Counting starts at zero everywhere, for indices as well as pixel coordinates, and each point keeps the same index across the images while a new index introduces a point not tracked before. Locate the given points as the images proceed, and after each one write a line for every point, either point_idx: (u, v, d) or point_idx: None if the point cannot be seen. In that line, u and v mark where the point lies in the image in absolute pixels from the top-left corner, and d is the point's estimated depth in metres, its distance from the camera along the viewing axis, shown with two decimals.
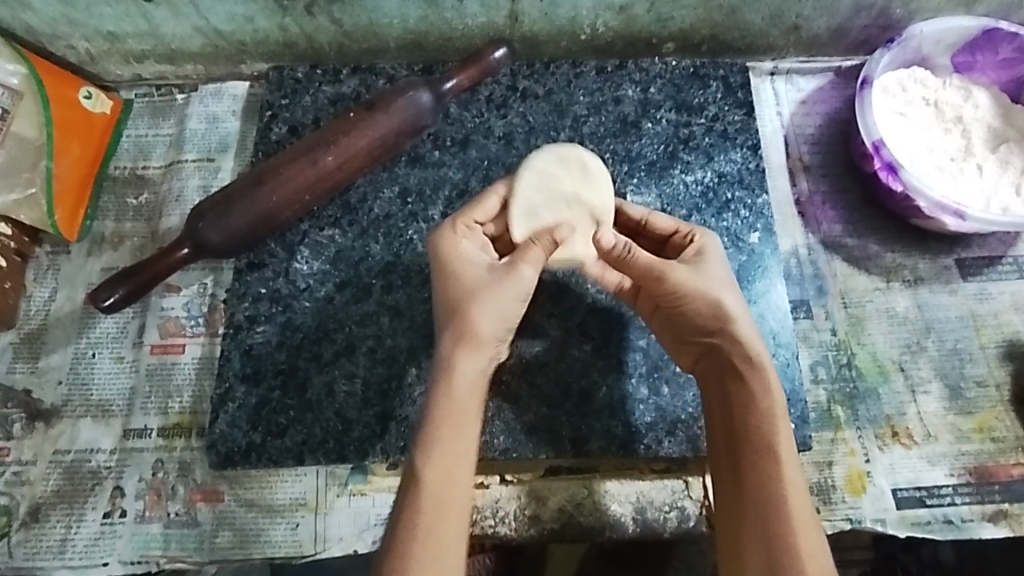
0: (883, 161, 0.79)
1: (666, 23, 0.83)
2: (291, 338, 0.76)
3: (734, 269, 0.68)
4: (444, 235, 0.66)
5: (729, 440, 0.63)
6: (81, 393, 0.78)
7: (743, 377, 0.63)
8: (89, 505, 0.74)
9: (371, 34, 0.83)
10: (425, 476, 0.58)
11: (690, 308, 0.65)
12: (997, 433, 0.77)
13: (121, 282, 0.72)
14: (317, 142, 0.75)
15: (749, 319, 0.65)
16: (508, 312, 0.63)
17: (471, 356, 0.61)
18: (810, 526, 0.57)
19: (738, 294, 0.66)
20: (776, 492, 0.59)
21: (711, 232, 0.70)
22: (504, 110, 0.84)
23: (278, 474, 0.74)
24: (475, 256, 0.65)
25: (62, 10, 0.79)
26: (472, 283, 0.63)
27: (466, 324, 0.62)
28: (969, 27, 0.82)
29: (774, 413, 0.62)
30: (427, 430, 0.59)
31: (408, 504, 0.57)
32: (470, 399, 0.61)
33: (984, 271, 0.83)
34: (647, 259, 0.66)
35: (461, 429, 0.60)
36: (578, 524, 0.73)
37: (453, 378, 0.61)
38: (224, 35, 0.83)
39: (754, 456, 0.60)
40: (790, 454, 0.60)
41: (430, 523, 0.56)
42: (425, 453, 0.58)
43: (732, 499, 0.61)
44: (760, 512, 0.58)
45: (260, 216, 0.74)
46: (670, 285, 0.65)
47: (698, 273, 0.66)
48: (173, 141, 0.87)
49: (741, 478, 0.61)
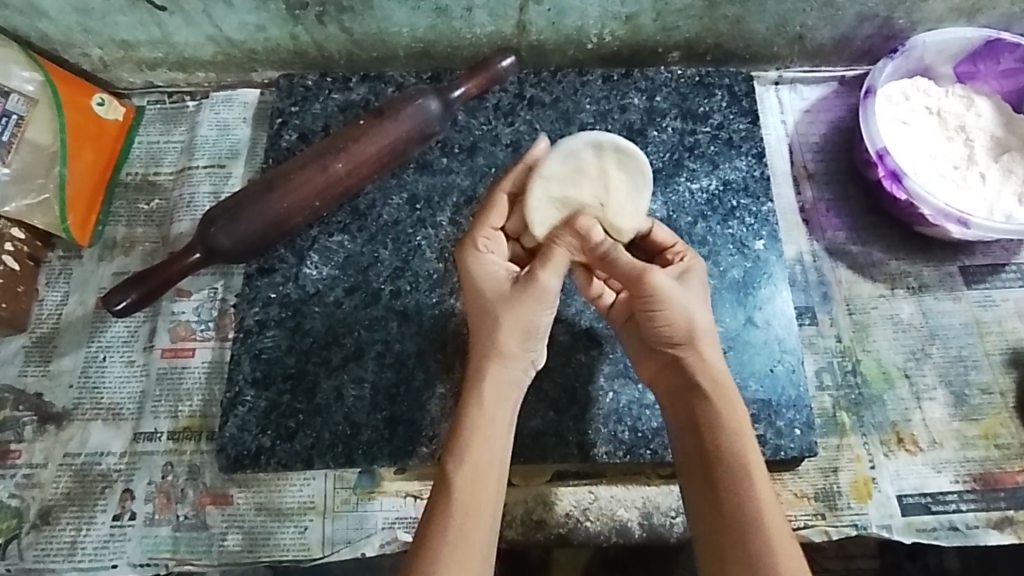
0: (887, 169, 0.80)
1: (672, 32, 0.84)
2: (301, 342, 0.77)
3: (704, 286, 0.68)
4: (469, 250, 0.66)
5: (696, 453, 0.62)
6: (92, 397, 0.78)
7: (711, 392, 0.63)
8: (100, 508, 0.74)
9: (381, 43, 0.84)
10: (456, 480, 0.58)
11: (661, 322, 0.65)
12: (1002, 440, 0.77)
13: (134, 286, 0.74)
14: (326, 149, 0.77)
15: (713, 334, 0.66)
16: (532, 323, 0.64)
17: (502, 367, 0.64)
18: (783, 532, 0.58)
19: (705, 310, 0.66)
20: (749, 506, 0.58)
21: (688, 248, 0.70)
22: (511, 118, 0.85)
23: (287, 477, 0.75)
24: (500, 269, 0.66)
25: (77, 18, 0.80)
26: (495, 297, 0.64)
27: (495, 335, 0.64)
28: (970, 37, 0.83)
29: (742, 427, 0.62)
30: (459, 437, 0.61)
31: (439, 509, 0.58)
32: (497, 408, 0.63)
33: (988, 278, 0.83)
34: (630, 265, 0.64)
35: (491, 437, 0.61)
36: (585, 529, 0.73)
37: (484, 388, 0.63)
38: (236, 43, 0.84)
39: (725, 471, 0.60)
40: (760, 465, 0.60)
41: (463, 526, 0.57)
42: (457, 458, 0.59)
43: (702, 512, 0.60)
44: (733, 528, 0.58)
45: (271, 222, 0.74)
46: (644, 298, 0.65)
47: (670, 287, 0.66)
48: (184, 147, 0.88)
49: (714, 492, 0.60)
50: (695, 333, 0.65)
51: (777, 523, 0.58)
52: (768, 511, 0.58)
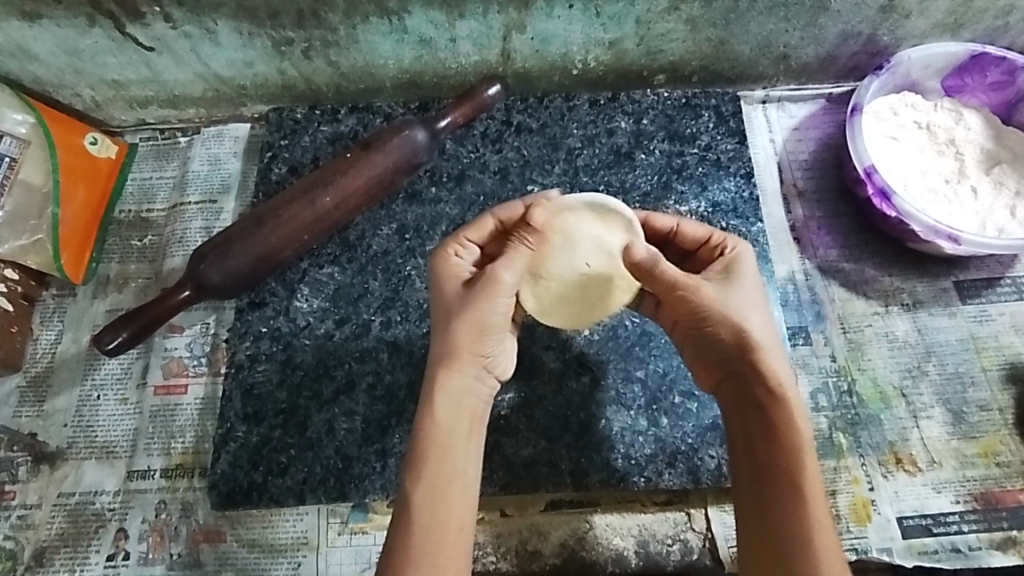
0: (876, 187, 0.80)
1: (657, 56, 0.85)
2: (292, 376, 0.77)
3: (759, 287, 0.64)
4: (439, 249, 0.64)
5: (750, 471, 0.61)
6: (86, 435, 0.78)
7: (767, 405, 0.60)
8: (93, 548, 0.74)
9: (367, 75, 0.85)
10: (416, 501, 0.56)
11: (713, 331, 0.61)
12: (1002, 458, 0.76)
13: (124, 325, 0.74)
14: (314, 182, 0.77)
15: (770, 342, 0.61)
16: (485, 321, 0.60)
17: (455, 373, 0.59)
18: (836, 553, 0.56)
19: (759, 314, 0.62)
20: (803, 529, 0.57)
21: (740, 242, 0.66)
22: (499, 144, 0.86)
23: (280, 513, 0.74)
24: (466, 267, 0.63)
25: (67, 60, 0.81)
26: (455, 295, 0.61)
27: (451, 340, 0.59)
28: (955, 52, 0.83)
29: (801, 444, 0.59)
30: (417, 455, 0.57)
31: (400, 527, 0.55)
32: (455, 420, 0.59)
33: (983, 293, 0.83)
34: (673, 276, 0.60)
35: (449, 452, 0.58)
36: (580, 559, 0.72)
37: (439, 399, 0.59)
38: (224, 80, 0.85)
39: (781, 489, 0.58)
40: (816, 486, 0.58)
41: (426, 545, 0.55)
42: (416, 477, 0.57)
43: (753, 527, 0.60)
44: (787, 553, 0.56)
45: (261, 256, 0.75)
46: (693, 303, 0.61)
47: (722, 292, 0.61)
48: (176, 183, 0.89)
49: (765, 509, 0.59)
50: (747, 343, 0.60)
51: (832, 547, 0.56)
52: (823, 535, 0.56)
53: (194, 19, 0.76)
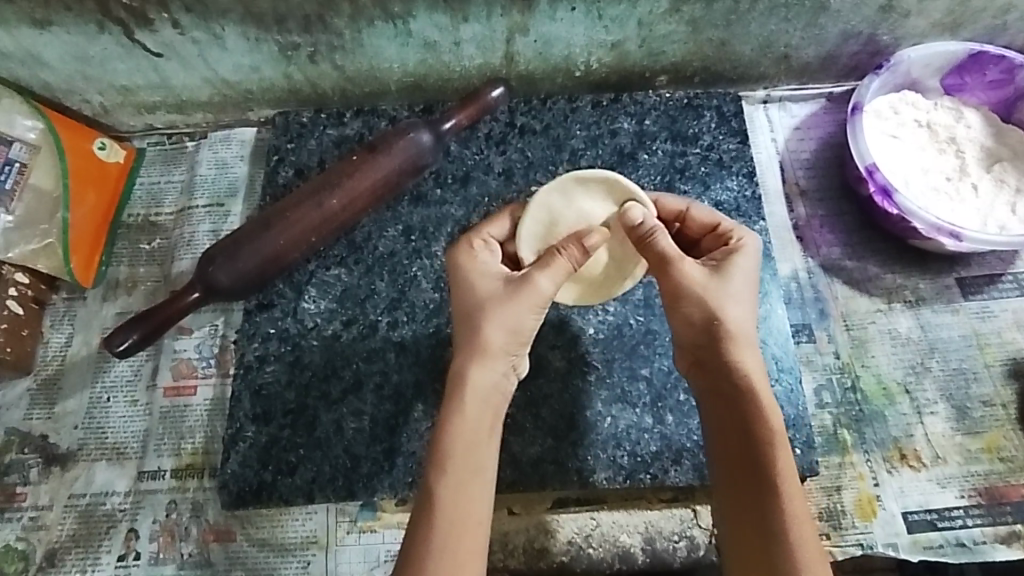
0: (877, 185, 0.80)
1: (659, 57, 0.85)
2: (300, 376, 0.77)
3: (750, 278, 0.64)
4: (462, 249, 0.64)
5: (724, 459, 0.61)
6: (97, 436, 0.79)
7: (740, 393, 0.61)
8: (104, 548, 0.75)
9: (373, 78, 0.86)
10: (440, 492, 0.57)
11: (690, 315, 0.62)
12: (1006, 453, 0.76)
13: (136, 326, 0.75)
14: (321, 185, 0.78)
15: (750, 333, 0.62)
16: (520, 325, 0.60)
17: (485, 369, 0.60)
18: (811, 541, 0.57)
19: (743, 304, 0.62)
20: (778, 522, 0.57)
21: (747, 233, 0.66)
22: (503, 146, 0.87)
23: (290, 512, 0.75)
24: (493, 267, 0.63)
25: (76, 66, 0.82)
26: (486, 295, 0.61)
27: (478, 334, 0.60)
28: (955, 51, 0.83)
29: (774, 434, 0.60)
30: (442, 451, 0.58)
31: (422, 520, 0.56)
32: (481, 416, 0.60)
33: (985, 290, 0.83)
34: (664, 248, 0.62)
35: (474, 448, 0.59)
36: (587, 556, 0.73)
37: (465, 392, 0.60)
38: (231, 84, 0.86)
39: (755, 477, 0.59)
40: (790, 477, 0.58)
41: (449, 536, 0.55)
42: (440, 472, 0.57)
43: (727, 516, 0.60)
44: (760, 541, 0.57)
45: (268, 258, 0.76)
46: (675, 285, 0.62)
47: (707, 278, 0.62)
48: (184, 187, 0.90)
49: (736, 497, 0.59)
50: (724, 330, 0.61)
51: (806, 538, 0.57)
52: (796, 526, 0.57)
53: (201, 25, 0.77)
